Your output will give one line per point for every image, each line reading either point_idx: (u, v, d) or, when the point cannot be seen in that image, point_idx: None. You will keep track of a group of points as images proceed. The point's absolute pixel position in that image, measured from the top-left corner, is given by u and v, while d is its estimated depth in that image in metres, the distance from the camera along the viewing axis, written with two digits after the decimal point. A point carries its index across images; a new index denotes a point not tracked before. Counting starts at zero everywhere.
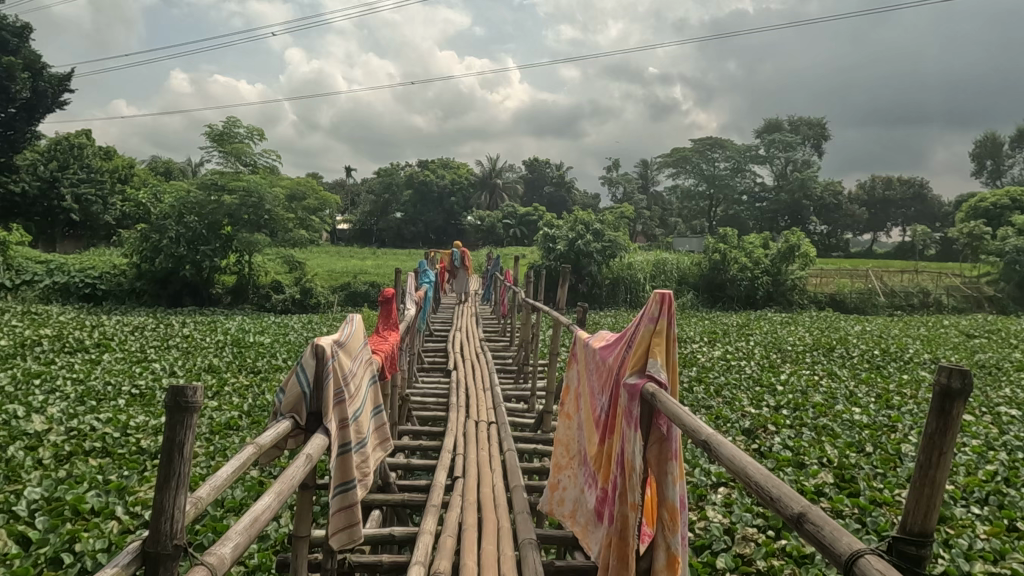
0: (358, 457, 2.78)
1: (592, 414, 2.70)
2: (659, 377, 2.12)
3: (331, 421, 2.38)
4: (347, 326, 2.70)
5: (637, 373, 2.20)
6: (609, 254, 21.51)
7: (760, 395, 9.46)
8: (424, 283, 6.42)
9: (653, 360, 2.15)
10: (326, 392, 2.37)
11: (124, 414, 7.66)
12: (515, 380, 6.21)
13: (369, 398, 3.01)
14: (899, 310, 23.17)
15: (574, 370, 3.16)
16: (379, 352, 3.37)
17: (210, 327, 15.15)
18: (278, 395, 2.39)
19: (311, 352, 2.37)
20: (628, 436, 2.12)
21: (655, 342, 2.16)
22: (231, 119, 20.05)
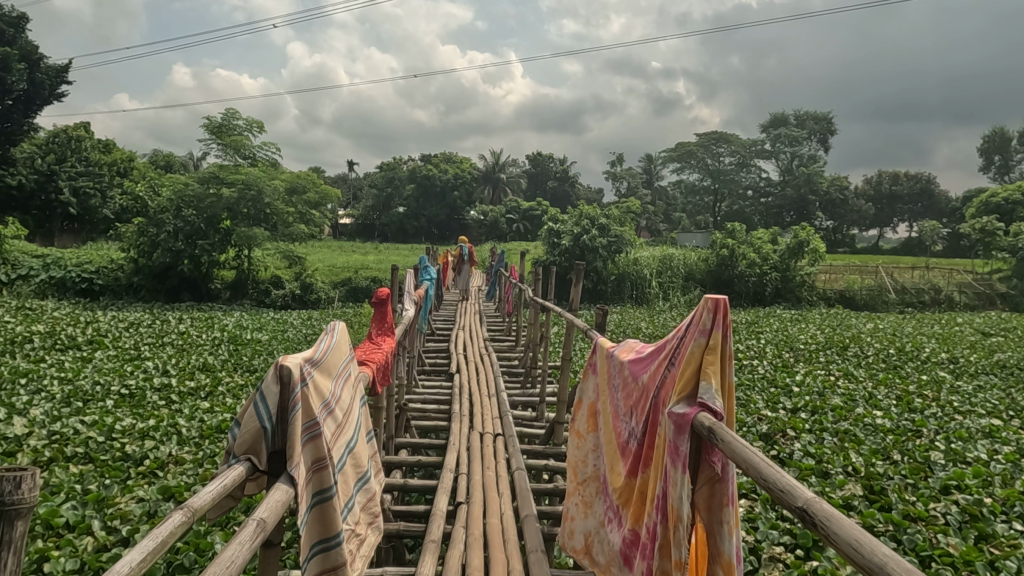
0: (359, 497, 2.48)
1: (615, 435, 2.33)
2: (714, 406, 1.75)
3: (298, 465, 1.94)
4: (325, 338, 2.29)
5: (685, 400, 1.83)
6: (615, 249, 21.12)
7: (775, 398, 9.07)
8: (425, 280, 6.02)
9: (706, 384, 1.78)
10: (294, 427, 1.92)
11: (110, 416, 7.31)
12: (522, 384, 5.83)
13: (363, 421, 2.65)
14: (909, 307, 22.75)
15: (591, 379, 2.78)
16: (370, 362, 2.98)
17: (207, 323, 14.78)
18: (232, 430, 1.93)
19: (272, 379, 1.93)
20: (674, 478, 1.76)
21: (709, 358, 1.78)
22: (230, 110, 19.66)
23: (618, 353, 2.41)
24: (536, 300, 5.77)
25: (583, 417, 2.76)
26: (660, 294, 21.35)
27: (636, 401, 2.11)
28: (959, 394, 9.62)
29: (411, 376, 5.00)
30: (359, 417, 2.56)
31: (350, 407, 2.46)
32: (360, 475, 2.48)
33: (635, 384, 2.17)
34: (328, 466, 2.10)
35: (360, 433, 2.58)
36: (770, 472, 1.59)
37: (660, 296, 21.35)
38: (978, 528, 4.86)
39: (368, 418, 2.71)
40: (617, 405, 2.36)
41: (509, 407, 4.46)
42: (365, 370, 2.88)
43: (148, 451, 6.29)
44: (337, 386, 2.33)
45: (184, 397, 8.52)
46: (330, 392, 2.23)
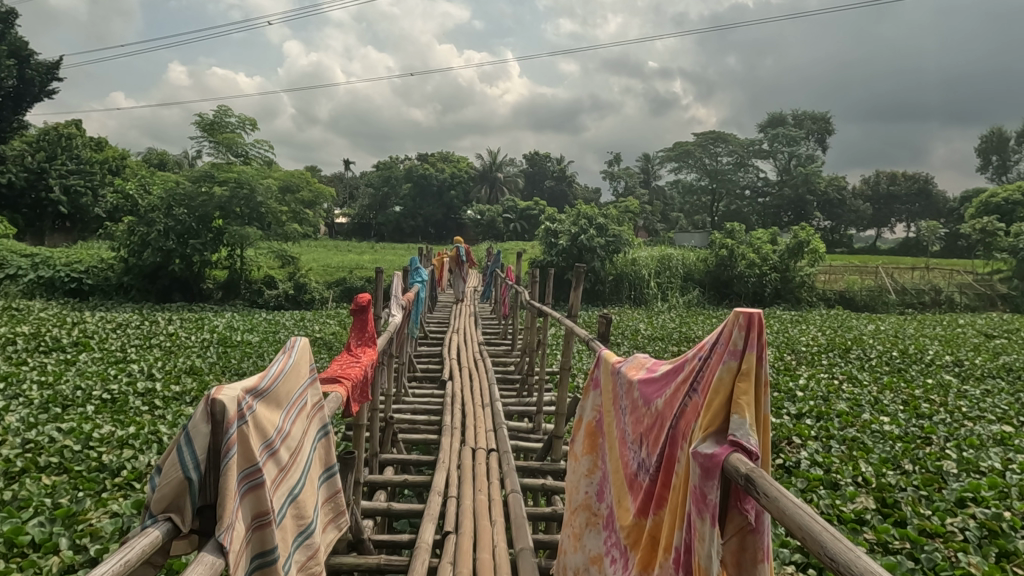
0: (299, 555, 2.05)
1: (619, 464, 2.09)
2: (749, 444, 1.52)
3: (225, 526, 1.60)
4: (277, 364, 2.00)
5: (712, 438, 1.59)
6: (613, 249, 20.84)
7: (779, 403, 8.82)
8: (416, 283, 5.73)
9: (739, 418, 1.55)
10: (225, 475, 1.61)
11: (89, 423, 7.01)
12: (518, 392, 5.54)
13: (318, 459, 2.28)
14: (910, 308, 22.53)
15: (591, 395, 2.53)
16: (343, 380, 2.67)
17: (197, 324, 14.45)
18: (151, 481, 1.61)
19: (201, 417, 1.62)
20: (703, 533, 1.50)
21: (741, 386, 1.55)
22: (222, 107, 19.34)
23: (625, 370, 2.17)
24: (532, 304, 5.47)
25: (579, 438, 2.50)
26: (658, 294, 21.10)
27: (648, 428, 1.88)
28: (967, 398, 9.37)
29: (398, 385, 4.71)
30: (312, 455, 2.21)
31: (300, 443, 2.12)
32: (303, 527, 2.08)
33: (647, 407, 1.93)
34: (269, 522, 1.79)
35: (312, 472, 2.23)
36: (828, 541, 1.26)
37: (659, 297, 21.09)
38: (999, 545, 4.58)
39: (326, 452, 2.36)
40: (623, 428, 2.12)
41: (503, 419, 4.17)
42: (332, 391, 2.54)
43: (126, 460, 5.99)
44: (285, 420, 2.00)
45: (169, 402, 8.22)
46: (276, 429, 1.91)
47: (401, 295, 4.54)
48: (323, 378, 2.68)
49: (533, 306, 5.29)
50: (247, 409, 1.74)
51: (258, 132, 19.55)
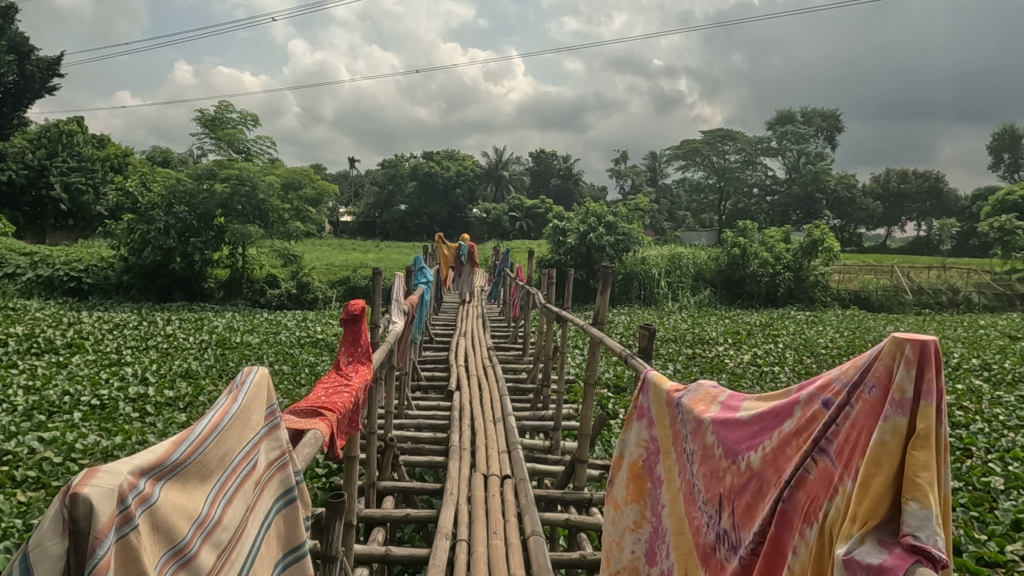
0: None
1: (694, 528, 2.05)
2: (936, 548, 1.27)
3: None
4: (205, 422, 1.53)
5: (880, 526, 1.35)
6: (623, 248, 20.33)
7: None
8: (420, 284, 5.27)
9: (915, 505, 1.31)
10: None
11: (73, 433, 6.58)
12: (532, 402, 5.09)
13: (267, 543, 1.77)
14: (926, 308, 22.01)
15: (637, 426, 2.55)
16: (326, 415, 2.22)
17: (196, 325, 14.02)
18: None
19: (52, 530, 1.08)
20: None
21: (919, 456, 1.35)
22: (224, 103, 18.93)
23: (694, 409, 2.14)
24: (547, 308, 5.01)
25: (621, 481, 2.54)
26: (668, 294, 20.60)
27: (738, 492, 1.82)
28: (1002, 406, 8.86)
29: (402, 395, 4.28)
30: (259, 543, 1.70)
31: (239, 530, 1.61)
32: None
33: (731, 460, 1.90)
34: None
35: (259, 567, 1.71)
36: None
37: (669, 296, 20.59)
38: None
39: (291, 531, 1.87)
40: (692, 481, 2.12)
41: (518, 438, 3.71)
42: (309, 429, 2.11)
43: None
44: (214, 503, 1.51)
45: (161, 408, 7.78)
46: (193, 522, 1.41)
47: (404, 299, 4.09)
48: (302, 411, 2.24)
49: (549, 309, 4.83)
50: (140, 504, 1.23)
51: (259, 128, 19.12)
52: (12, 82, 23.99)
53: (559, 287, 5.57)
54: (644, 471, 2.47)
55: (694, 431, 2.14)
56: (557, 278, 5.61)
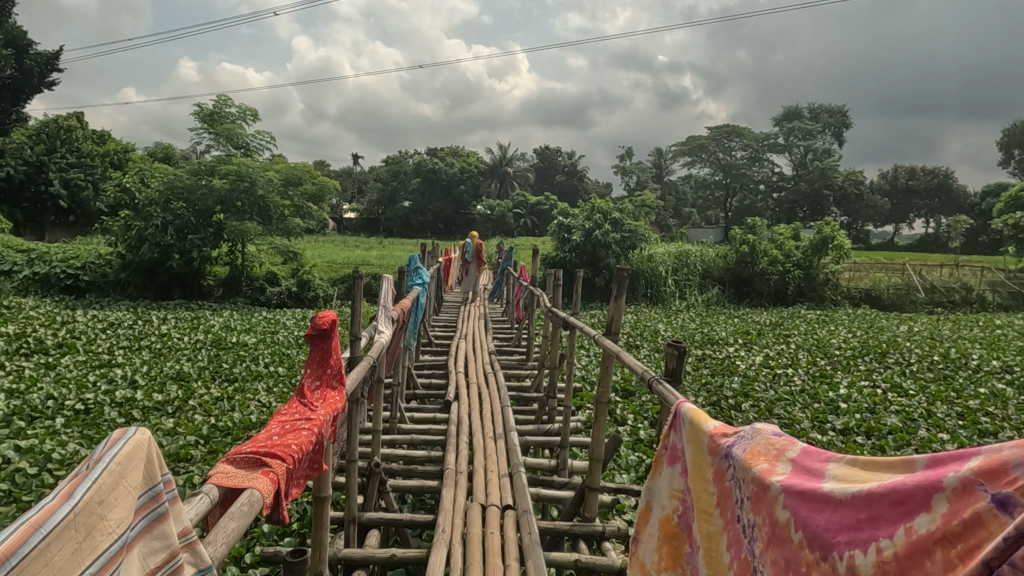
0: None
1: None
2: None
3: None
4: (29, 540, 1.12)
5: None
6: (629, 245, 19.95)
7: (822, 417, 7.97)
8: (415, 286, 4.90)
9: None
10: None
11: (52, 440, 6.24)
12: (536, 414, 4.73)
13: None
14: (939, 307, 21.60)
15: (669, 473, 2.36)
16: (271, 465, 1.96)
17: (192, 324, 13.70)
18: None
19: None
20: None
21: None
22: (222, 97, 18.61)
23: (756, 469, 1.85)
24: (553, 314, 4.63)
25: (652, 540, 2.37)
26: (676, 292, 20.19)
27: None
28: None
29: (394, 408, 3.93)
30: None
31: None
32: None
33: (823, 555, 1.56)
34: None
35: None
36: None
37: (677, 295, 20.19)
38: None
39: None
40: (752, 559, 1.84)
41: (521, 459, 3.35)
42: (244, 494, 1.79)
43: None
44: None
45: (148, 413, 7.43)
46: None
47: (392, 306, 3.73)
48: (242, 464, 1.93)
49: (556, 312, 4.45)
50: None
51: (258, 123, 18.79)
52: (10, 76, 23.74)
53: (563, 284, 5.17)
54: (678, 531, 2.29)
55: (756, 496, 1.84)
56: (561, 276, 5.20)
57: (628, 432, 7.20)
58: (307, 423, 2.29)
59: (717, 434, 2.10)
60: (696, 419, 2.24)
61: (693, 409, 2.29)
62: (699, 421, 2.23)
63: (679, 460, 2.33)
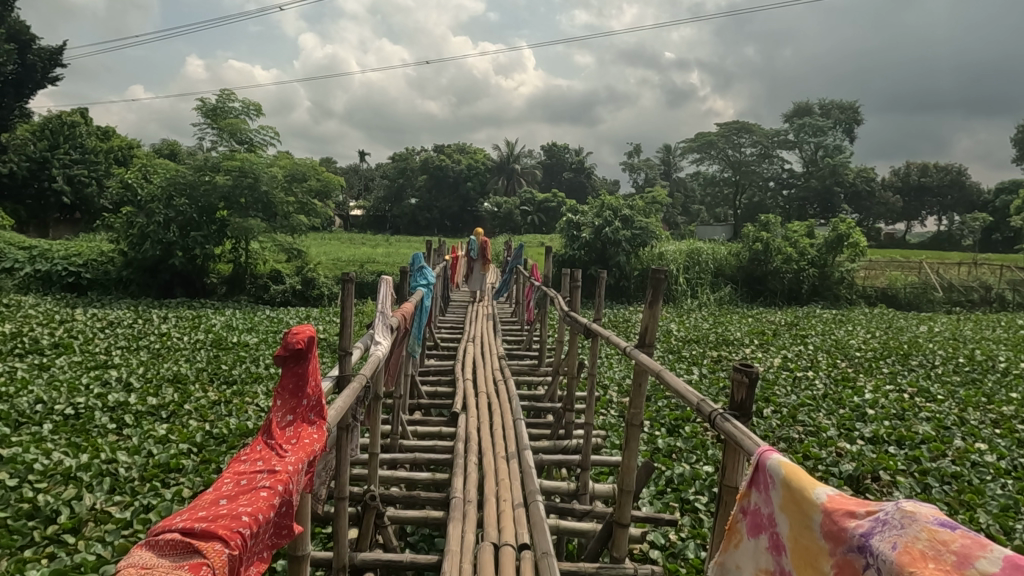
0: None
1: None
2: None
3: None
4: None
5: None
6: (639, 243, 19.53)
7: (849, 424, 7.56)
8: (420, 286, 4.52)
9: None
10: None
11: (36, 448, 5.90)
12: (550, 428, 4.36)
13: None
14: (957, 307, 21.07)
15: (753, 545, 2.13)
16: (210, 551, 1.53)
17: (193, 323, 13.37)
18: None
19: None
20: None
21: None
22: (225, 91, 18.30)
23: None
24: (570, 319, 4.24)
25: None
26: (687, 291, 19.75)
27: None
28: None
29: (396, 424, 3.57)
30: None
31: None
32: None
33: None
34: None
35: None
36: None
37: (688, 293, 19.76)
38: None
39: None
40: None
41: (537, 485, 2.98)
42: None
43: (64, 503, 4.84)
44: None
45: (141, 419, 7.08)
46: None
47: (391, 314, 3.36)
48: (176, 551, 1.52)
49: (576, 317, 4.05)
50: None
51: (262, 118, 18.47)
52: (12, 72, 23.51)
53: (579, 285, 4.76)
54: None
55: None
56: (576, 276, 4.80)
57: (645, 441, 6.80)
58: (266, 477, 1.93)
59: (836, 514, 1.74)
60: (795, 485, 1.90)
61: (788, 468, 1.96)
62: (802, 489, 1.89)
63: (765, 529, 2.05)
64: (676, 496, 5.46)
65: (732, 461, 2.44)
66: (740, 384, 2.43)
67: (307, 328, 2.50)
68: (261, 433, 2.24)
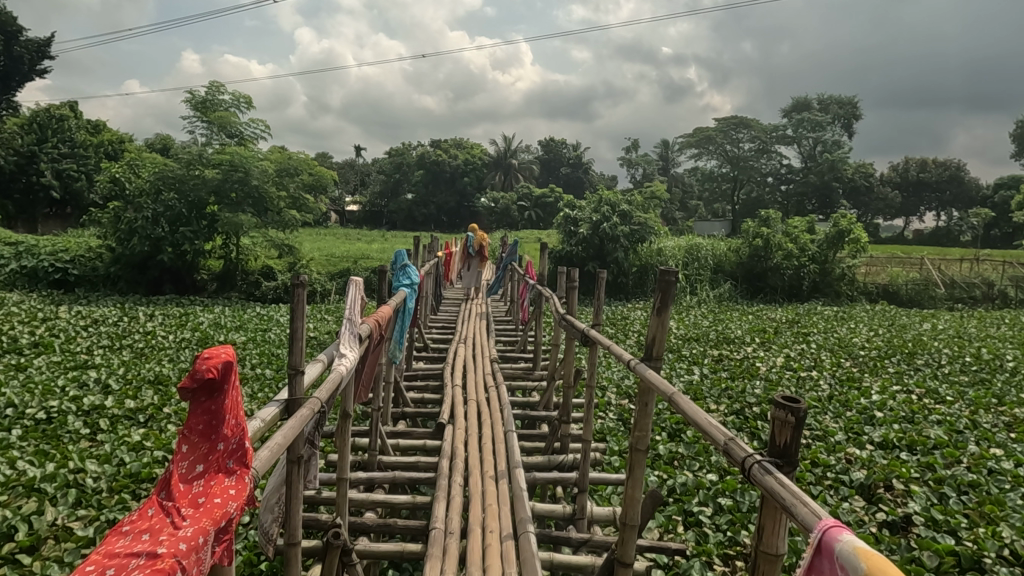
0: None
1: None
2: None
3: None
4: None
5: None
6: (638, 238, 19.22)
7: (858, 428, 7.24)
8: (403, 286, 4.20)
9: None
10: None
11: (1, 457, 5.56)
12: (545, 441, 4.06)
13: None
14: (959, 303, 20.76)
15: None
16: None
17: (180, 321, 13.00)
18: None
19: None
20: None
21: None
22: (215, 84, 17.93)
23: None
24: (566, 324, 3.92)
25: None
26: (686, 288, 19.44)
27: None
28: None
29: (374, 439, 3.29)
30: None
31: None
32: None
33: None
34: None
35: None
36: None
37: (687, 290, 19.46)
38: None
39: None
40: None
41: (528, 513, 2.69)
42: None
43: (22, 519, 4.50)
44: None
45: (117, 424, 6.74)
46: None
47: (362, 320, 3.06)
48: None
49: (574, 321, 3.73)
50: None
51: (253, 110, 18.09)
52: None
53: (576, 281, 4.41)
54: None
55: None
56: (572, 273, 4.44)
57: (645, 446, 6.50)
58: (140, 566, 1.55)
59: None
60: None
61: (872, 563, 1.56)
62: None
63: None
64: (679, 509, 5.15)
65: (770, 523, 2.14)
66: (784, 426, 2.10)
67: (225, 352, 2.13)
68: (159, 489, 1.97)
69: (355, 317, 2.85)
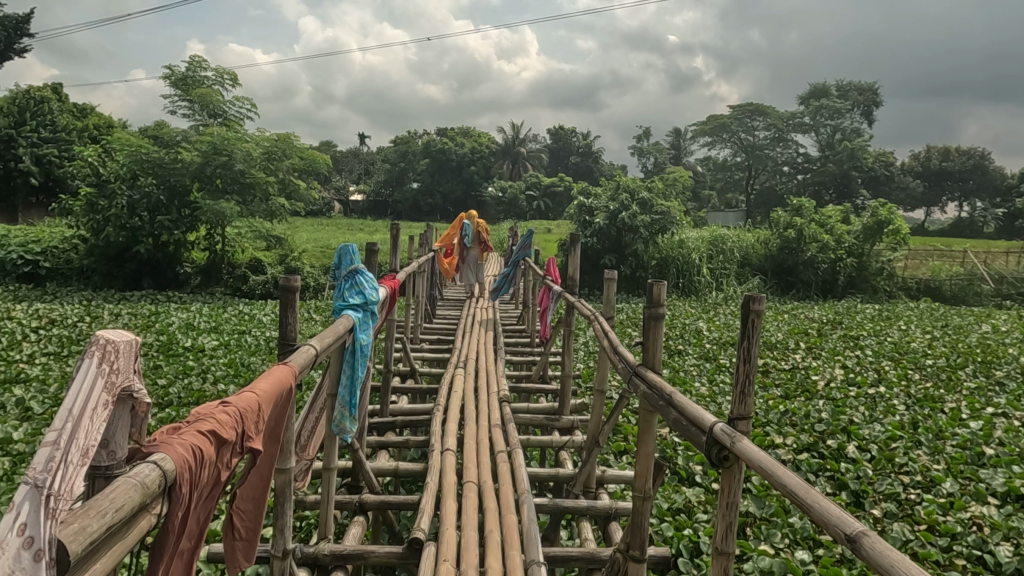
0: None
1: None
2: None
3: None
4: None
5: None
6: (658, 229, 17.62)
7: (968, 471, 5.62)
8: (345, 309, 2.88)
9: None
10: None
11: None
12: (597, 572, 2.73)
13: None
14: (1008, 300, 18.97)
15: None
16: None
17: (145, 323, 11.47)
18: None
19: None
20: None
21: None
22: (196, 59, 16.45)
23: None
24: (678, 421, 2.47)
25: None
26: (711, 283, 17.80)
27: None
28: None
29: None
30: None
31: None
32: None
33: None
34: None
35: None
36: None
37: (712, 286, 17.81)
38: None
39: None
40: None
41: None
42: None
43: None
44: None
45: (19, 467, 5.25)
46: None
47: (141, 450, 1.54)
48: None
49: (721, 432, 2.22)
50: None
51: (238, 88, 16.56)
52: None
53: (663, 303, 2.78)
54: None
55: None
56: (656, 292, 2.80)
57: (702, 502, 4.93)
58: None
59: None
60: None
61: None
62: None
63: None
64: None
65: None
66: None
67: None
68: None
69: (61, 468, 1.25)
